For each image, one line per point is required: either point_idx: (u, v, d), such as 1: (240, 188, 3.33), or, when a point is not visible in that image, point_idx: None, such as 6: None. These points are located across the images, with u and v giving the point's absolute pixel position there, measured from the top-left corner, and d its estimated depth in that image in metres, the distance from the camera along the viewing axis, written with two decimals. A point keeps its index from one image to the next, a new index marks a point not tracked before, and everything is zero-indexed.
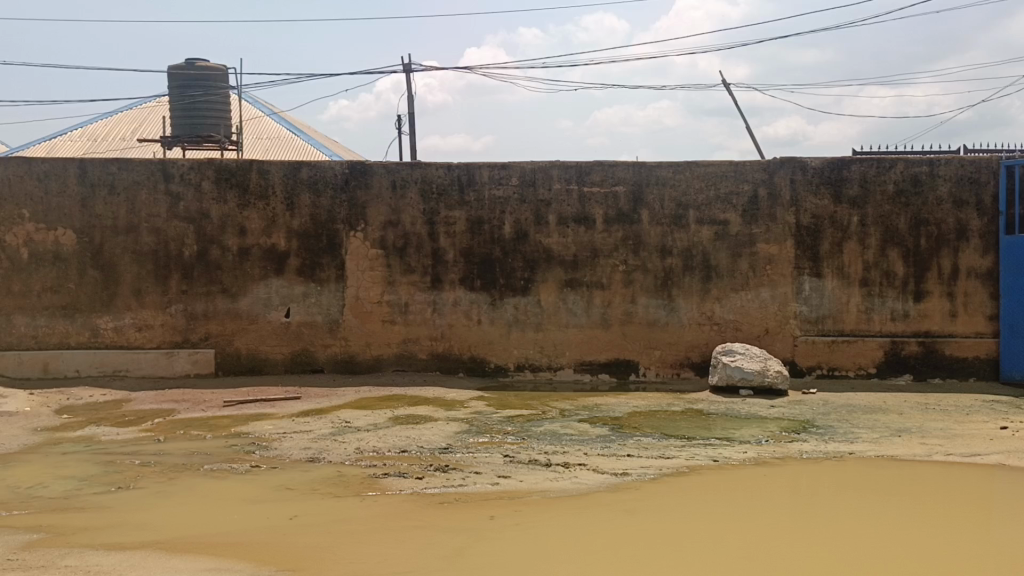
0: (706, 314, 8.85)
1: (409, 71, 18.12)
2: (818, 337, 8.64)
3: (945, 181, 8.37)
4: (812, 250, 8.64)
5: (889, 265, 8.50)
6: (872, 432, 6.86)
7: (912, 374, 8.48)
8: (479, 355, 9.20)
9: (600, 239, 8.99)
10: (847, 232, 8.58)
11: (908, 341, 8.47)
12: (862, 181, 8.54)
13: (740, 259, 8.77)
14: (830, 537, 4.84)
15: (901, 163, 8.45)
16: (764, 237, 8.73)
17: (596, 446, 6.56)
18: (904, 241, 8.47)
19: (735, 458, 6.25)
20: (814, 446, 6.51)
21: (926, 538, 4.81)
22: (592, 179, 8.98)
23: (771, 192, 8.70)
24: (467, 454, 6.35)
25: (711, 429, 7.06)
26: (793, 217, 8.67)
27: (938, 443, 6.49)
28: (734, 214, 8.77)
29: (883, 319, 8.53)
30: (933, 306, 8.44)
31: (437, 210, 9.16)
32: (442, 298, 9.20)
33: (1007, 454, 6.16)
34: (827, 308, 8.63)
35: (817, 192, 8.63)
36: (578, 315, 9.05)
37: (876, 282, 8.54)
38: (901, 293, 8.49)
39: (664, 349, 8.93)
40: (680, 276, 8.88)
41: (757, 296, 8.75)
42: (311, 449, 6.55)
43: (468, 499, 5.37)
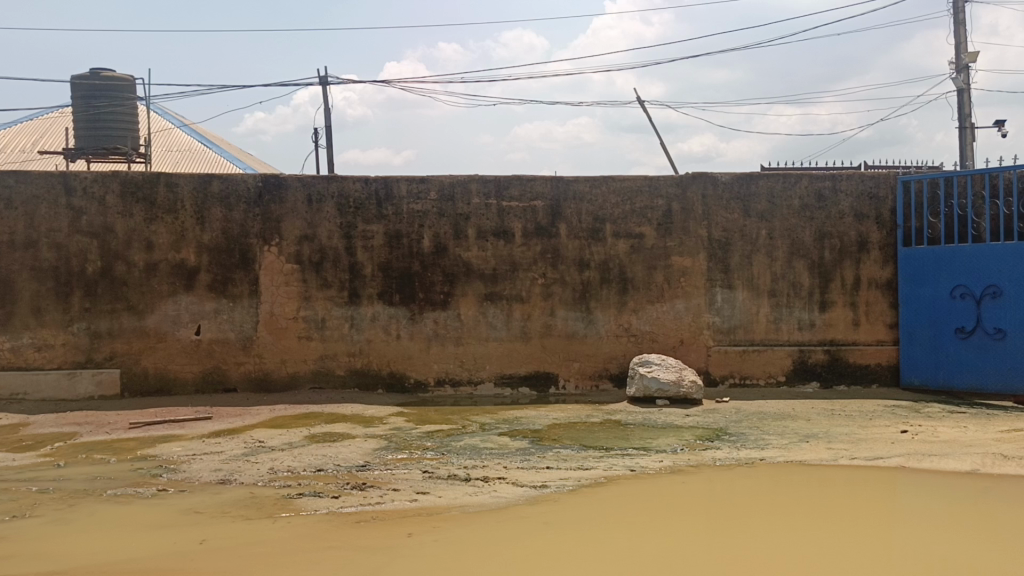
0: (624, 326, 8.98)
1: (325, 84, 17.91)
2: (730, 347, 8.87)
3: (847, 196, 8.74)
4: (724, 262, 8.89)
5: (796, 276, 8.81)
6: (782, 438, 7.07)
7: (819, 381, 8.79)
8: (398, 370, 9.10)
9: (518, 252, 9.04)
10: (756, 245, 8.85)
11: (815, 350, 8.78)
12: (769, 196, 8.83)
13: (655, 272, 8.95)
14: (743, 540, 4.97)
15: (806, 179, 8.78)
16: (677, 250, 8.93)
17: (516, 459, 6.56)
18: (810, 253, 8.79)
19: (651, 468, 6.35)
20: (727, 453, 6.67)
21: (834, 539, 4.99)
22: (511, 193, 9.03)
23: (684, 206, 8.92)
24: (385, 471, 6.26)
25: (629, 439, 7.15)
26: (705, 230, 8.90)
27: (843, 448, 6.74)
28: (649, 228, 8.95)
29: (791, 329, 8.82)
30: (837, 315, 8.77)
31: (354, 224, 9.05)
32: (360, 313, 9.08)
33: (907, 456, 6.44)
34: (738, 319, 8.87)
35: (727, 206, 8.88)
36: (498, 329, 9.06)
37: (784, 293, 8.82)
38: (807, 303, 8.79)
39: (583, 361, 9.02)
40: (598, 289, 9.00)
41: (672, 307, 8.93)
42: (222, 470, 6.35)
43: (385, 517, 5.29)
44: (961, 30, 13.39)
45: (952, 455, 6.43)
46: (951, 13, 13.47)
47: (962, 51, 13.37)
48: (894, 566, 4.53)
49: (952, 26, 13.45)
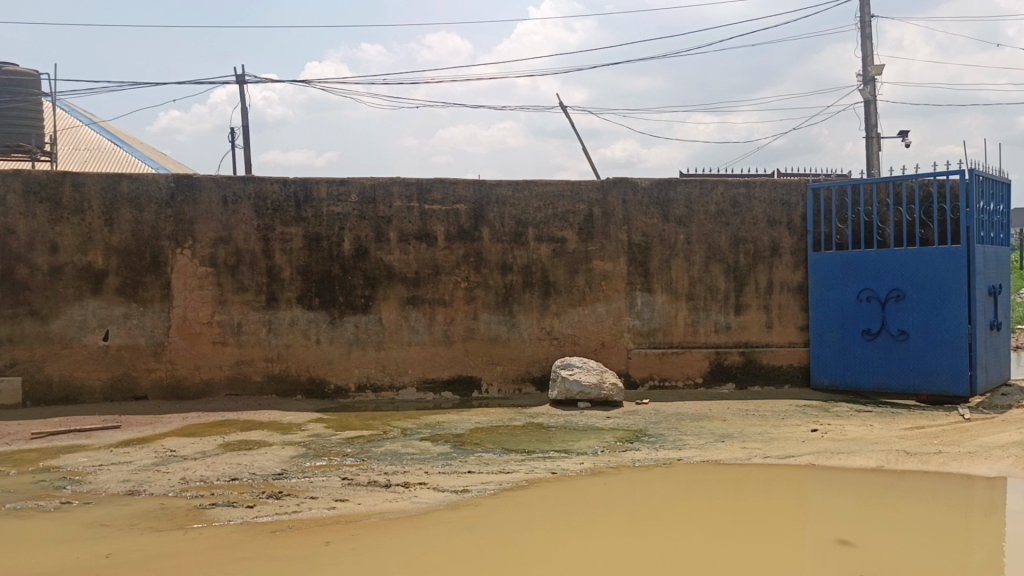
0: (546, 329, 9.04)
1: (243, 82, 17.48)
2: (649, 350, 9.02)
3: (760, 202, 9.00)
4: (643, 266, 9.04)
5: (712, 280, 9.02)
6: (698, 438, 7.22)
7: (735, 382, 9.02)
8: (317, 375, 8.95)
9: (441, 256, 9.00)
10: (674, 250, 9.03)
11: (731, 352, 9.00)
12: (686, 202, 9.03)
13: (577, 276, 9.04)
14: (663, 539, 5.05)
15: (721, 186, 9.01)
16: (598, 254, 9.04)
17: (437, 464, 6.52)
18: (725, 258, 9.01)
19: (572, 470, 6.40)
20: (646, 454, 6.78)
21: (749, 535, 5.13)
22: (433, 196, 8.98)
23: (605, 211, 9.04)
24: (303, 479, 6.14)
25: (550, 442, 7.19)
26: (625, 234, 9.03)
27: (757, 447, 6.93)
28: (570, 232, 9.03)
29: (708, 331, 9.02)
30: (752, 318, 9.01)
31: (272, 226, 8.86)
32: (278, 317, 8.89)
33: (817, 454, 6.67)
34: (657, 322, 9.04)
35: (647, 211, 9.04)
36: (420, 333, 9.00)
37: (701, 297, 9.03)
38: (723, 306, 9.01)
39: (505, 364, 9.04)
40: (520, 292, 9.03)
41: (593, 311, 9.04)
42: (130, 481, 6.10)
43: (303, 525, 5.18)
44: (868, 43, 13.96)
45: (858, 452, 6.69)
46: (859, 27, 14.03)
47: (869, 64, 13.95)
48: (807, 560, 4.69)
49: (860, 39, 14.02)
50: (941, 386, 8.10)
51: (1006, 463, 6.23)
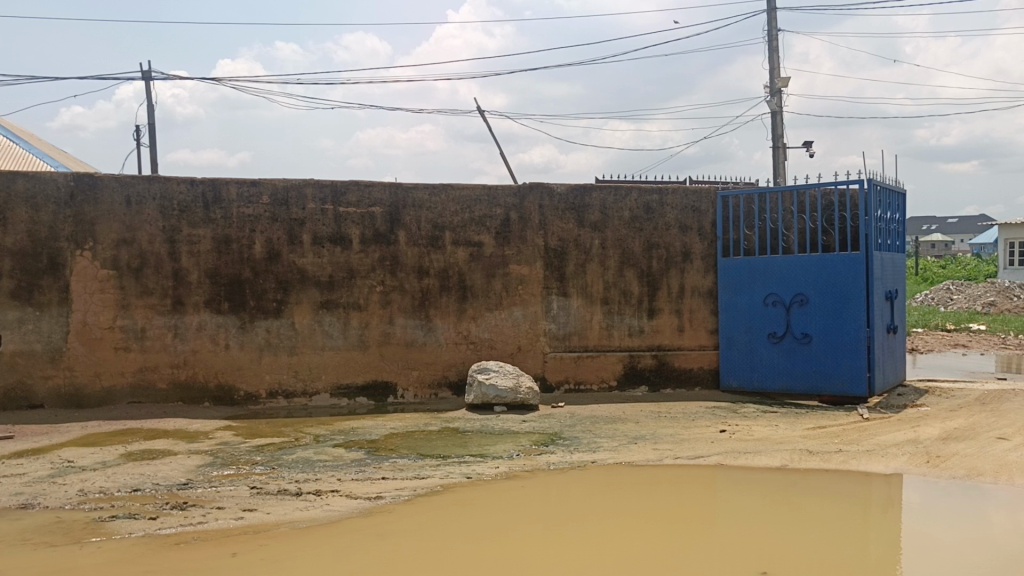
0: (463, 333, 9.02)
1: (148, 79, 16.89)
2: (565, 354, 9.11)
3: (672, 208, 9.19)
4: (559, 271, 9.12)
5: (626, 285, 9.17)
6: (612, 441, 7.33)
7: (648, 385, 9.19)
8: (227, 382, 8.69)
9: (356, 259, 8.87)
10: (589, 254, 9.14)
11: (644, 355, 9.17)
12: (601, 207, 9.16)
13: (493, 280, 9.05)
14: (579, 542, 5.09)
15: (635, 192, 9.17)
16: (515, 258, 9.08)
17: (350, 470, 6.42)
18: (639, 263, 9.18)
19: (487, 474, 6.40)
20: (560, 457, 6.83)
21: (662, 535, 5.22)
22: (348, 199, 8.85)
23: (522, 215, 9.09)
24: (209, 489, 5.94)
25: (466, 446, 7.18)
26: (542, 239, 9.10)
27: (668, 448, 7.08)
28: (487, 236, 9.04)
29: (622, 335, 9.17)
30: (664, 322, 9.19)
31: (178, 228, 8.57)
32: (185, 322, 8.60)
33: (725, 454, 6.85)
34: (573, 325, 9.13)
35: (562, 216, 9.13)
36: (334, 337, 8.85)
37: (615, 301, 9.17)
38: (636, 310, 9.17)
39: (421, 369, 8.97)
40: (437, 296, 8.99)
41: (510, 315, 9.07)
42: (22, 494, 5.80)
43: (208, 536, 5.02)
44: (774, 56, 14.48)
45: (764, 451, 6.90)
46: (766, 41, 14.53)
47: (775, 77, 14.46)
48: (718, 559, 4.80)
49: (767, 52, 14.52)
50: (842, 386, 8.44)
51: (900, 460, 6.54)
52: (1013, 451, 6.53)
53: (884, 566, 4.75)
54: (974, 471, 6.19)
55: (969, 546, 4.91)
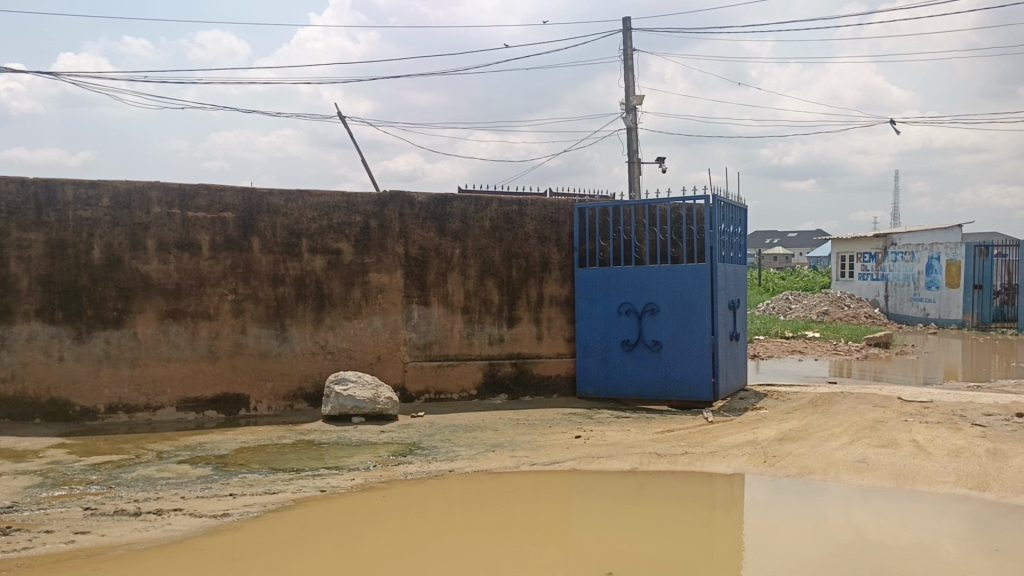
0: (320, 343, 8.82)
1: None
2: (425, 363, 9.08)
3: (531, 219, 9.35)
4: (420, 280, 9.09)
5: (486, 294, 9.24)
6: (470, 449, 7.36)
7: (507, 393, 9.29)
8: (60, 396, 8.15)
9: (206, 266, 8.51)
10: (450, 264, 9.17)
11: (503, 363, 9.27)
12: (462, 217, 9.20)
13: (352, 289, 8.91)
14: (438, 552, 5.07)
15: (495, 203, 9.27)
16: (375, 267, 8.98)
17: (196, 488, 6.13)
18: (499, 272, 9.28)
19: (342, 486, 6.26)
20: (418, 467, 6.79)
21: (519, 543, 5.28)
22: (197, 204, 8.48)
23: (381, 223, 9.00)
24: (37, 512, 5.52)
25: (321, 459, 7.01)
26: (402, 247, 9.03)
27: (525, 455, 7.18)
28: (346, 244, 8.89)
29: (482, 344, 9.23)
30: (523, 330, 9.33)
31: (7, 231, 7.97)
32: (13, 333, 8.02)
33: (579, 460, 7.02)
34: (433, 335, 9.11)
35: (423, 225, 9.10)
36: (181, 348, 8.45)
37: (476, 310, 9.22)
38: (496, 318, 9.26)
39: (276, 381, 8.70)
40: (293, 305, 8.75)
41: (369, 324, 8.95)
42: None
43: (34, 563, 4.65)
44: (630, 75, 15.05)
45: (616, 456, 7.12)
46: (622, 60, 15.09)
47: (631, 95, 15.03)
48: (573, 563, 4.90)
49: (623, 71, 15.07)
50: (690, 391, 8.84)
51: (740, 460, 6.92)
52: (839, 450, 7.04)
53: (728, 563, 5.00)
54: (806, 469, 6.63)
55: (804, 540, 5.25)
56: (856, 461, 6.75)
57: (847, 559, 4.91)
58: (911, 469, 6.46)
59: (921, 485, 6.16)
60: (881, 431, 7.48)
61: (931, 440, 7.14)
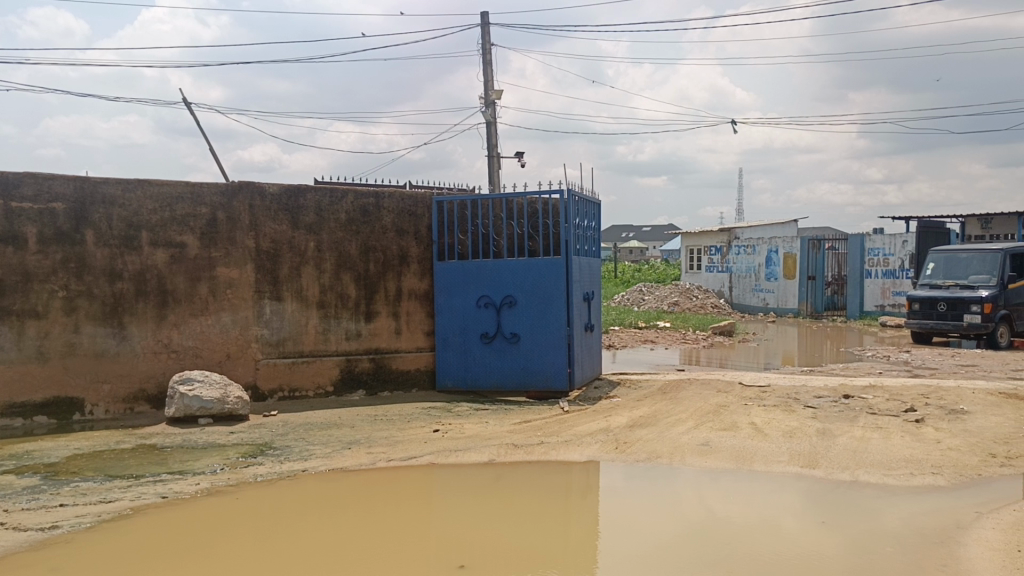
0: (163, 342, 8.37)
1: None
2: (278, 360, 8.79)
3: (389, 212, 9.22)
4: (272, 274, 8.79)
5: (343, 288, 9.05)
6: (325, 447, 7.18)
7: (365, 389, 9.14)
8: None
9: (33, 261, 7.90)
10: (304, 257, 8.91)
11: (361, 359, 9.11)
12: (316, 209, 8.96)
13: (198, 284, 8.52)
14: (292, 556, 4.90)
15: (351, 195, 9.08)
16: (223, 261, 8.61)
17: (21, 500, 5.66)
18: (355, 266, 9.10)
19: (186, 492, 5.96)
20: (269, 468, 6.56)
21: (378, 541, 5.18)
22: (21, 193, 7.84)
23: (230, 215, 8.63)
24: None
25: (164, 464, 6.65)
26: (252, 241, 8.70)
27: (381, 451, 7.09)
28: (191, 237, 8.48)
29: (339, 339, 9.03)
30: (381, 325, 9.21)
31: None
32: None
33: (437, 453, 7.00)
34: (286, 331, 8.84)
35: (275, 217, 8.80)
36: (5, 350, 7.80)
37: (332, 305, 9.01)
38: (353, 313, 9.08)
39: (114, 382, 8.19)
40: (133, 302, 8.26)
41: (217, 321, 8.57)
42: None
43: None
44: (489, 69, 15.14)
45: (473, 448, 7.15)
46: (481, 54, 15.17)
47: (490, 90, 15.12)
48: (434, 559, 4.86)
49: (482, 65, 15.14)
50: (547, 382, 9.00)
51: (594, 448, 7.10)
52: (685, 434, 7.37)
53: (584, 549, 5.10)
54: (654, 454, 6.90)
55: (657, 523, 5.43)
56: (700, 444, 7.09)
57: (697, 540, 5.12)
58: (750, 451, 6.85)
59: (758, 465, 6.54)
60: (724, 415, 7.88)
61: (768, 423, 7.59)
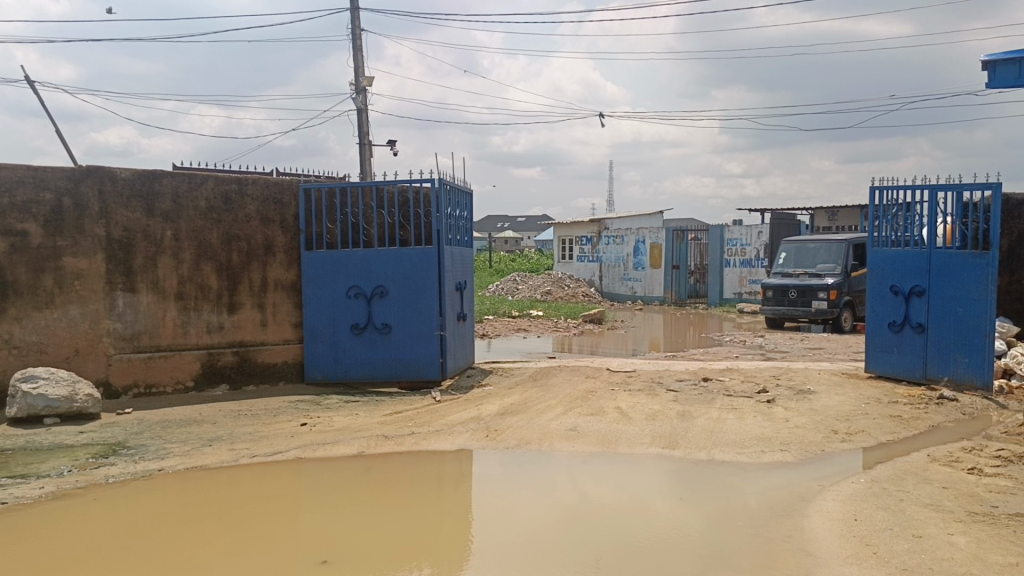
0: (3, 337, 7.94)
1: None
2: (133, 355, 8.37)
3: (252, 199, 8.88)
4: (125, 265, 8.35)
5: (203, 279, 8.68)
6: (183, 445, 6.88)
7: (229, 383, 8.80)
8: None
9: None
10: (160, 247, 8.50)
11: (224, 352, 8.76)
12: (173, 196, 8.55)
13: (42, 275, 8.05)
14: (149, 559, 4.68)
15: (212, 181, 8.70)
16: (70, 250, 8.15)
17: None
18: (217, 255, 8.74)
19: (28, 496, 5.57)
20: (122, 469, 6.22)
21: (241, 541, 5.01)
22: None
23: (77, 202, 8.16)
24: None
25: (4, 467, 6.19)
26: (102, 229, 8.24)
27: (245, 447, 6.85)
28: (34, 226, 8.01)
29: (199, 332, 8.66)
30: (245, 317, 8.87)
31: None
32: None
33: (304, 448, 6.83)
34: (142, 324, 8.43)
35: (127, 204, 8.35)
36: None
37: (191, 296, 8.63)
38: (215, 305, 8.72)
39: None
40: None
41: (64, 314, 8.13)
42: None
43: None
44: (359, 55, 14.87)
45: (342, 440, 7.03)
46: (351, 40, 14.88)
47: (360, 76, 14.85)
48: (300, 556, 4.76)
49: (352, 51, 14.86)
50: (419, 372, 8.96)
51: (464, 436, 7.13)
52: (554, 420, 7.52)
53: (454, 538, 5.11)
54: (524, 441, 7.00)
55: (528, 509, 5.52)
56: (568, 430, 7.25)
57: (565, 523, 5.24)
58: (615, 434, 7.06)
59: (622, 448, 6.75)
60: (591, 401, 8.09)
61: (632, 406, 7.85)
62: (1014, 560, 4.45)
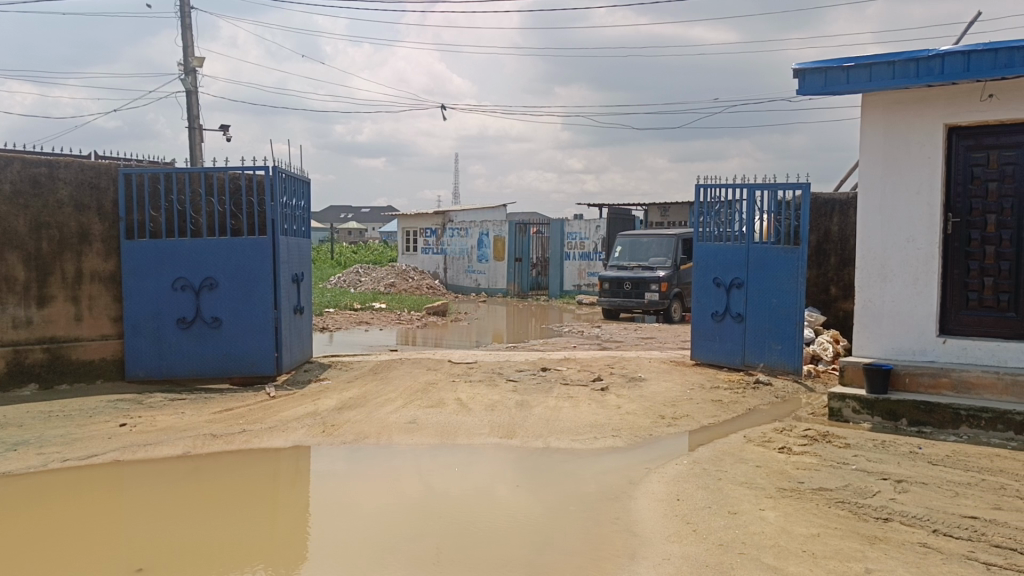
0: None
1: None
2: None
3: (65, 184, 8.24)
4: None
5: (8, 270, 7.97)
6: None
7: (38, 382, 8.12)
8: None
9: None
10: None
11: (32, 349, 8.07)
12: None
13: None
14: None
15: (17, 163, 8.00)
16: None
17: None
18: (24, 244, 8.04)
19: None
20: None
21: (51, 552, 4.64)
22: None
23: None
24: None
25: None
26: None
27: (55, 451, 6.34)
28: None
29: (3, 328, 7.94)
30: (57, 311, 8.21)
31: None
32: None
33: (123, 449, 6.40)
34: None
35: None
36: None
37: None
38: (22, 298, 8.02)
39: None
40: None
41: None
42: None
43: None
44: (187, 34, 14.09)
45: (166, 441, 6.65)
46: (178, 18, 14.07)
47: (189, 56, 14.08)
48: (119, 564, 4.48)
49: (180, 29, 14.06)
50: (252, 367, 8.62)
51: (299, 432, 6.94)
52: (393, 413, 7.45)
53: (290, 537, 4.97)
54: (361, 435, 6.89)
55: (365, 503, 5.43)
56: (407, 422, 7.20)
57: (404, 515, 5.20)
58: (454, 426, 7.08)
59: (460, 439, 6.78)
60: (431, 393, 8.08)
61: (471, 397, 7.91)
62: (816, 530, 4.84)
